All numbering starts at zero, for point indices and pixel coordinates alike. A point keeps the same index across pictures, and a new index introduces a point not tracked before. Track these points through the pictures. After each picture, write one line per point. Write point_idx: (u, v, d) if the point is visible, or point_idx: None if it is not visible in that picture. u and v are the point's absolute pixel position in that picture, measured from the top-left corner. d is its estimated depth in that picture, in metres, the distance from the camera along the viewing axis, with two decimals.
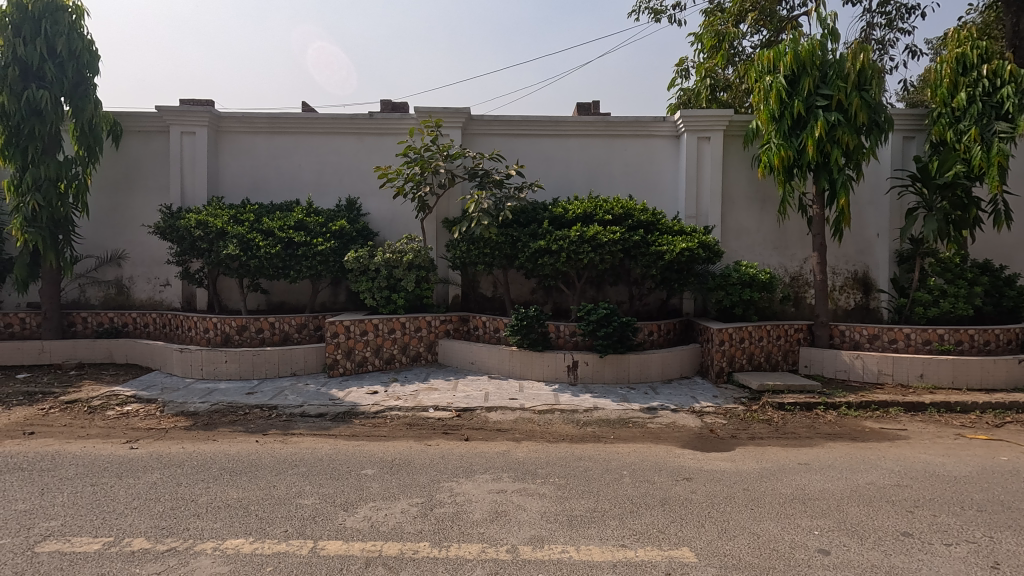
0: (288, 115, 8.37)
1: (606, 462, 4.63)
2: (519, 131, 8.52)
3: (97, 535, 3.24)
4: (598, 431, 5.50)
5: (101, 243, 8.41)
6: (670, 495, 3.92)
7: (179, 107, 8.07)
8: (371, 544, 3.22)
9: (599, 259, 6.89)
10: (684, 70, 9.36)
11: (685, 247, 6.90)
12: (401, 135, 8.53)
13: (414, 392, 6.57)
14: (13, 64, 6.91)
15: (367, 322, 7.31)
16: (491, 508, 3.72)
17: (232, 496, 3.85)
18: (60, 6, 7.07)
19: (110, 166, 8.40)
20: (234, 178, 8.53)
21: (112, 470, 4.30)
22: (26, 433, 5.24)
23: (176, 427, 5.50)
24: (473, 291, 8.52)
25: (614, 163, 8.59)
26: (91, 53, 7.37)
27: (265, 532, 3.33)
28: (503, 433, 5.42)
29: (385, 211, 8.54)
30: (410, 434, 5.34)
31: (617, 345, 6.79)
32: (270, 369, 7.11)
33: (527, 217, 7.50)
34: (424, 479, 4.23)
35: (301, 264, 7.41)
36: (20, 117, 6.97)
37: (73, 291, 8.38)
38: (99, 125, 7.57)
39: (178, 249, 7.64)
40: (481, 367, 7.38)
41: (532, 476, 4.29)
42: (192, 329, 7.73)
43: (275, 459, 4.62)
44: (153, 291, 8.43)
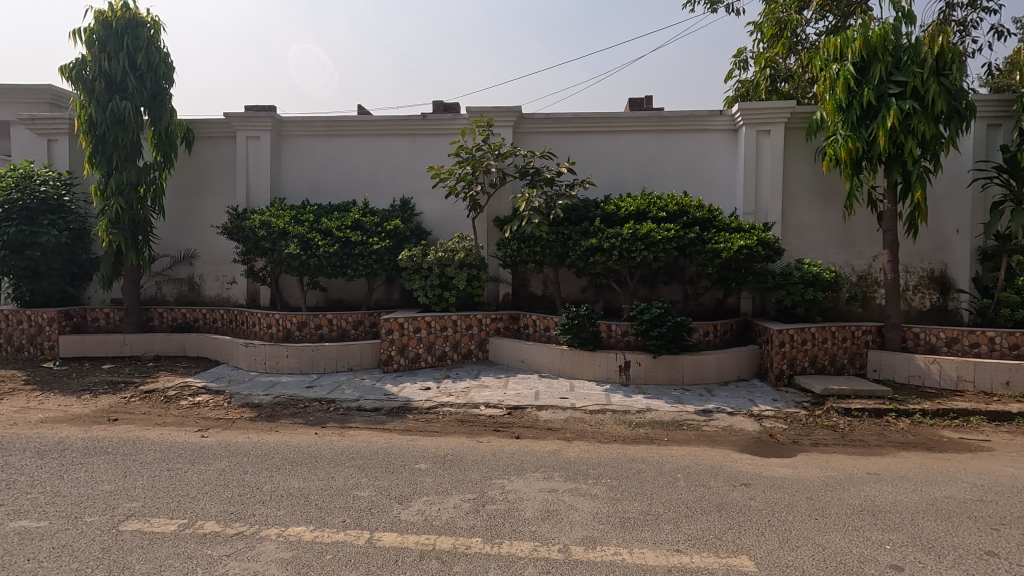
0: (344, 118, 8.63)
1: (660, 465, 4.52)
2: (570, 129, 8.45)
3: (173, 517, 3.46)
4: (651, 433, 5.39)
5: (175, 243, 8.96)
6: (727, 501, 3.78)
7: (244, 113, 8.48)
8: (424, 537, 3.28)
9: (653, 258, 6.76)
10: (742, 61, 9.01)
11: (743, 245, 6.66)
12: (452, 135, 8.65)
13: (465, 388, 6.66)
14: (100, 78, 7.45)
15: (420, 319, 7.45)
16: (543, 506, 3.71)
17: (294, 485, 4.02)
18: (141, 22, 7.57)
19: (183, 171, 8.94)
20: (295, 180, 8.89)
21: (185, 457, 4.58)
22: (110, 419, 5.67)
23: (242, 417, 5.79)
24: (523, 289, 8.54)
25: (667, 159, 8.39)
26: (168, 65, 7.87)
27: (325, 521, 3.46)
28: (554, 432, 5.40)
29: (437, 210, 8.68)
30: (462, 431, 5.40)
31: (671, 345, 6.64)
32: (328, 364, 7.37)
33: (578, 215, 7.45)
34: (476, 475, 4.27)
35: (358, 263, 7.63)
36: (106, 127, 7.51)
37: (150, 288, 8.96)
38: (175, 133, 8.06)
39: (244, 248, 8.02)
40: (531, 365, 7.38)
41: (583, 476, 4.25)
42: (256, 325, 8.10)
43: (333, 450, 4.79)
44: (221, 288, 8.92)
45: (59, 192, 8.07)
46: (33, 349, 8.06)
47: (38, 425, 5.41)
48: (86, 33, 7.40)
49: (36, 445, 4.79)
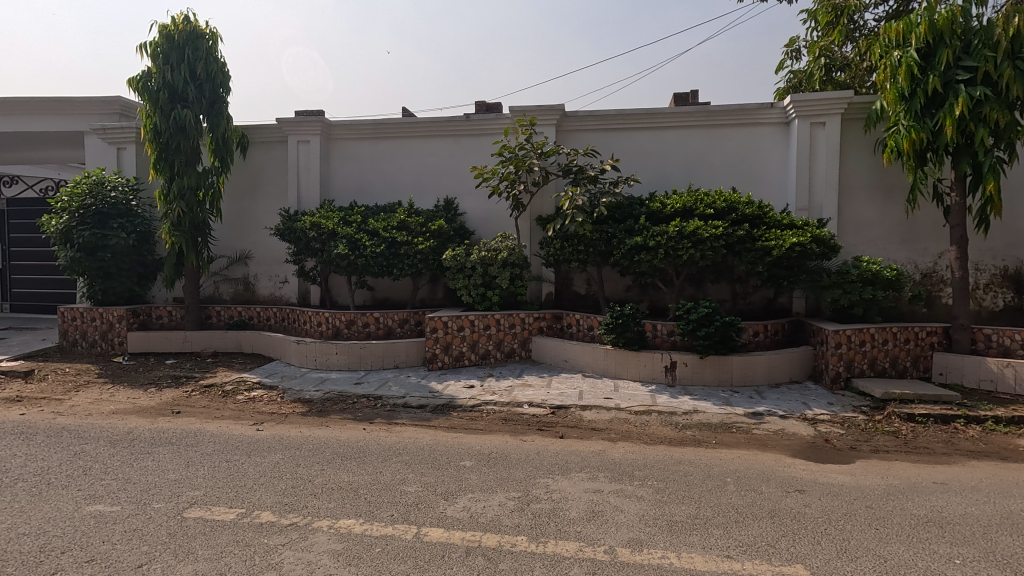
0: (390, 121, 8.81)
1: (708, 468, 4.41)
2: (614, 126, 8.34)
3: (232, 506, 3.63)
4: (699, 435, 5.26)
5: (232, 244, 9.38)
6: (779, 508, 3.66)
7: (296, 118, 8.78)
8: (470, 533, 3.31)
9: (700, 256, 6.60)
10: (794, 50, 8.67)
11: (796, 242, 6.42)
12: (495, 135, 8.70)
13: (508, 387, 6.68)
14: (164, 88, 7.86)
15: (464, 318, 7.52)
16: (588, 507, 3.69)
17: (344, 479, 4.14)
18: (201, 34, 7.94)
19: (238, 174, 9.33)
20: (343, 182, 9.13)
21: (243, 449, 4.80)
22: (174, 412, 5.99)
23: (295, 412, 6.00)
24: (566, 288, 8.50)
25: (715, 155, 8.18)
26: (225, 74, 8.24)
27: (373, 515, 3.54)
28: (599, 432, 5.35)
29: (480, 210, 8.74)
30: (506, 430, 5.43)
31: (720, 346, 6.47)
32: (375, 361, 7.54)
33: (623, 213, 7.35)
34: (521, 473, 4.28)
35: (403, 262, 7.78)
36: (169, 135, 7.91)
37: (209, 287, 9.40)
38: (231, 139, 8.44)
39: (295, 248, 8.31)
40: (575, 365, 7.33)
41: (629, 478, 4.20)
42: (307, 323, 8.36)
43: (381, 446, 4.91)
44: (274, 287, 9.27)
45: (127, 197, 8.58)
46: (105, 344, 8.56)
47: (110, 416, 5.78)
48: (151, 46, 7.82)
49: (108, 434, 5.12)
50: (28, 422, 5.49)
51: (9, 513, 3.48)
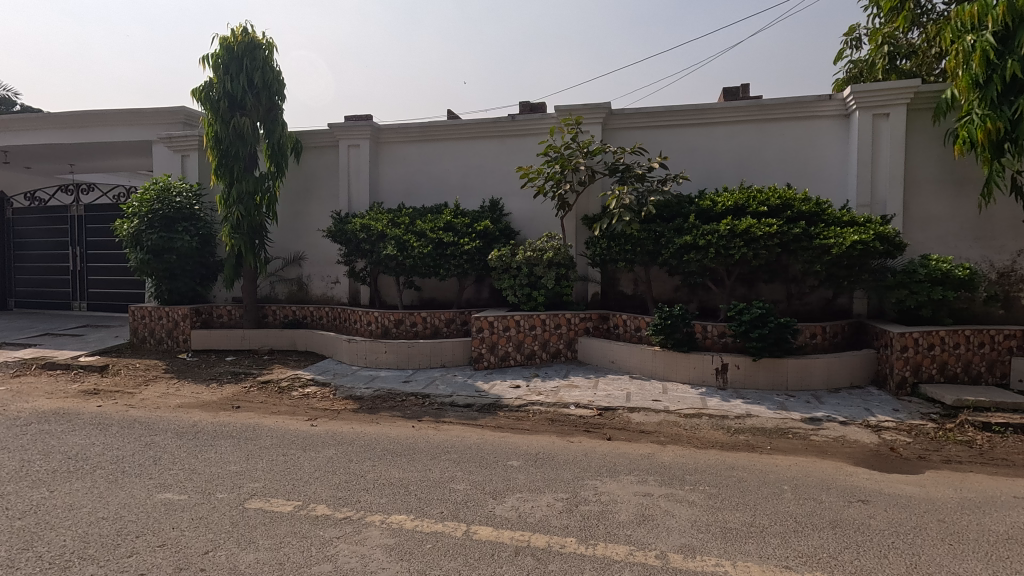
0: (437, 123, 8.93)
1: (763, 474, 4.26)
2: (661, 123, 8.17)
3: (290, 498, 3.76)
4: (752, 441, 5.09)
5: (286, 246, 9.73)
6: (841, 518, 3.49)
7: (346, 123, 9.02)
8: (519, 533, 3.32)
9: (753, 255, 6.39)
10: (854, 38, 8.27)
11: (857, 240, 6.12)
12: (540, 135, 8.68)
13: (554, 388, 6.66)
14: (224, 98, 8.23)
15: (510, 318, 7.54)
16: (637, 510, 3.62)
17: (394, 475, 4.23)
18: (257, 44, 8.27)
19: (293, 179, 9.67)
20: (391, 185, 9.32)
21: (298, 443, 4.97)
22: (234, 406, 6.27)
23: (346, 409, 6.18)
24: (612, 289, 8.40)
25: (768, 150, 7.90)
26: (280, 82, 8.57)
27: (423, 511, 3.60)
28: (647, 435, 5.26)
29: (525, 210, 8.75)
30: (553, 430, 5.41)
31: (774, 348, 6.24)
32: (422, 360, 7.67)
33: (671, 211, 7.19)
34: (568, 475, 4.25)
35: (450, 263, 7.88)
36: (228, 142, 8.29)
37: (266, 287, 9.78)
38: (285, 144, 8.77)
39: (346, 250, 8.53)
40: (622, 366, 7.23)
41: (679, 482, 4.10)
42: (357, 322, 8.57)
43: (429, 443, 4.99)
44: (326, 288, 9.57)
45: (191, 202, 9.04)
46: (171, 341, 9.03)
47: (177, 409, 6.11)
48: (213, 58, 8.21)
49: (175, 427, 5.41)
50: (104, 413, 5.87)
51: (89, 498, 3.74)
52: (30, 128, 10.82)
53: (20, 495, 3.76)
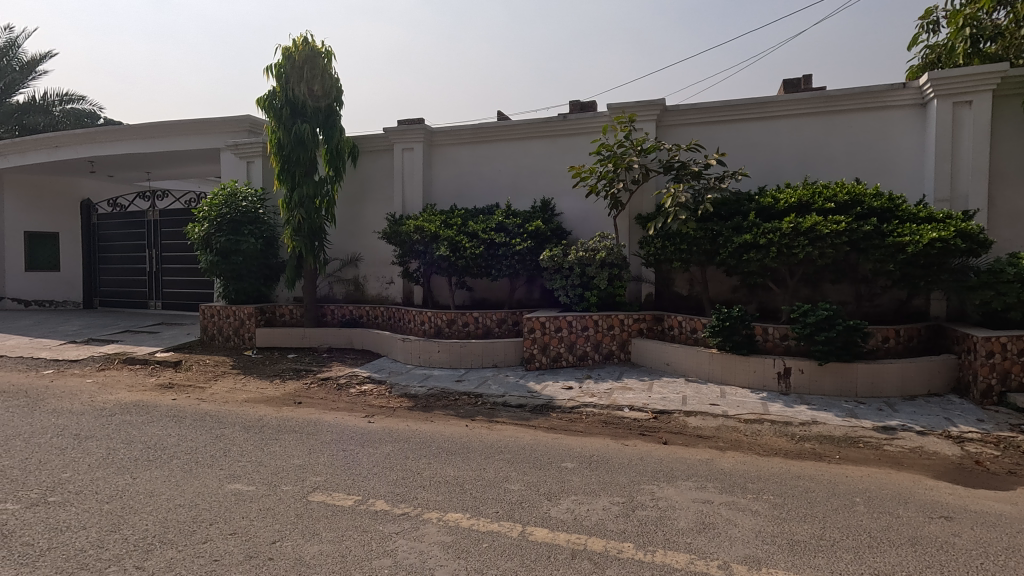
0: (488, 125, 8.98)
1: (832, 485, 4.04)
2: (719, 118, 7.91)
3: (350, 493, 3.87)
4: (819, 449, 4.84)
5: (344, 248, 10.05)
6: (922, 535, 3.26)
7: (401, 127, 9.22)
8: (576, 536, 3.28)
9: (818, 254, 6.09)
10: (931, 22, 7.75)
11: (936, 238, 5.72)
12: (593, 133, 8.59)
13: (607, 389, 6.56)
14: (286, 106, 8.57)
15: (562, 319, 7.49)
16: (697, 517, 3.51)
17: (450, 473, 4.28)
18: (317, 53, 8.55)
19: (350, 182, 9.97)
20: (444, 186, 9.45)
21: (357, 439, 5.12)
22: (296, 402, 6.53)
23: (402, 407, 6.31)
24: (666, 289, 8.20)
25: (835, 144, 7.52)
26: (338, 88, 8.87)
27: (479, 510, 3.62)
28: (706, 440, 5.10)
29: (577, 210, 8.68)
30: (607, 433, 5.34)
31: (842, 352, 5.93)
32: (475, 360, 7.74)
33: (729, 210, 6.96)
34: (624, 478, 4.17)
35: (502, 263, 7.91)
36: (291, 148, 8.62)
37: (324, 287, 10.11)
38: (343, 149, 9.07)
39: (400, 251, 8.69)
40: (677, 369, 7.05)
41: (741, 490, 3.94)
42: (411, 322, 8.74)
43: (483, 443, 5.02)
44: (381, 288, 9.81)
45: (256, 206, 9.48)
46: (237, 338, 9.49)
47: (244, 403, 6.41)
48: (276, 67, 8.56)
49: (243, 421, 5.68)
50: (179, 406, 6.24)
51: (168, 485, 3.97)
52: (112, 139, 11.61)
53: (107, 480, 4.04)
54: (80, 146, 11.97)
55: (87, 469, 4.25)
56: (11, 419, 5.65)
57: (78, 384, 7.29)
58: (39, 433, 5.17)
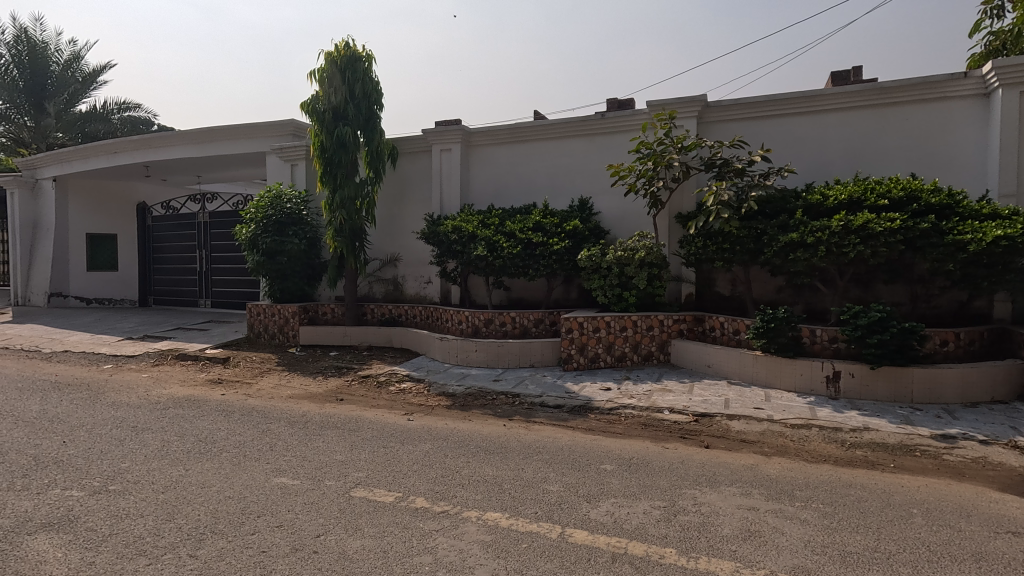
0: (526, 124, 8.99)
1: (887, 495, 3.86)
2: (763, 113, 7.67)
3: (391, 489, 3.93)
4: (872, 457, 4.64)
5: (383, 248, 10.22)
6: (987, 551, 3.08)
7: (439, 128, 9.32)
8: (616, 539, 3.24)
9: (870, 253, 5.83)
10: (995, 7, 7.32)
11: (1001, 235, 5.39)
12: (631, 131, 8.48)
13: (647, 391, 6.46)
14: (329, 110, 8.79)
15: (600, 319, 7.42)
16: (742, 525, 3.41)
17: (488, 472, 4.30)
18: (358, 57, 8.76)
19: (389, 184, 10.13)
20: (481, 186, 9.50)
21: (397, 437, 5.19)
22: (338, 399, 6.68)
23: (440, 405, 6.37)
24: (708, 289, 8.01)
25: (888, 137, 7.19)
26: (378, 91, 9.04)
27: (518, 510, 3.62)
28: (750, 445, 4.95)
29: (615, 208, 8.58)
30: (647, 435, 5.26)
31: (896, 356, 5.66)
32: (512, 360, 7.74)
33: (774, 207, 6.74)
34: (665, 482, 4.10)
35: (539, 263, 7.88)
36: (333, 150, 8.82)
37: (364, 287, 10.30)
38: (383, 152, 9.23)
39: (438, 251, 8.77)
40: (719, 371, 6.88)
41: (788, 497, 3.81)
42: (449, 321, 8.82)
43: (521, 443, 5.01)
44: (419, 287, 9.93)
45: (299, 208, 9.74)
46: (282, 336, 9.77)
47: (288, 399, 6.60)
48: (319, 72, 8.79)
49: (288, 416, 5.85)
50: (228, 401, 6.47)
51: (218, 477, 4.13)
52: (165, 145, 12.18)
53: (163, 471, 4.23)
54: (136, 152, 12.58)
55: (144, 460, 4.46)
56: (75, 410, 5.97)
57: (135, 379, 7.66)
58: (100, 424, 5.45)
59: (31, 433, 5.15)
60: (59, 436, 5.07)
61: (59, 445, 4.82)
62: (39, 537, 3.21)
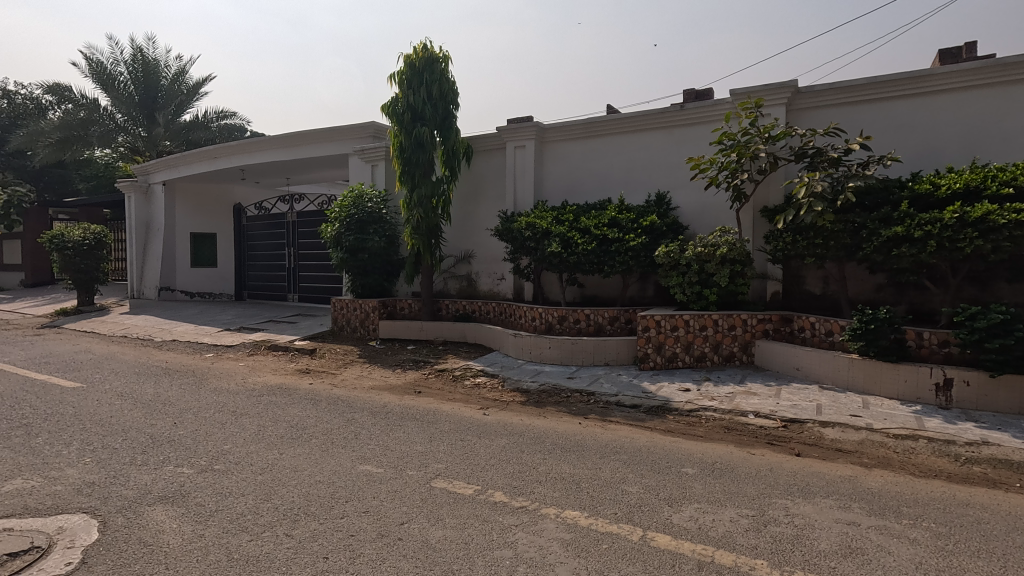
0: (601, 118, 8.85)
1: (1014, 518, 3.45)
2: (862, 98, 7.11)
3: (470, 482, 3.99)
4: (992, 474, 4.17)
5: (458, 245, 10.41)
6: None
7: (514, 126, 9.36)
8: (701, 547, 3.11)
9: (991, 248, 5.25)
10: None
11: None
12: (713, 122, 8.13)
13: (729, 393, 6.17)
14: (407, 111, 9.04)
15: (678, 318, 7.17)
16: (842, 540, 3.17)
17: (566, 470, 4.26)
18: (435, 59, 8.97)
19: (464, 182, 10.30)
20: (555, 182, 9.46)
21: (474, 430, 5.27)
22: (416, 392, 6.88)
23: (515, 401, 6.41)
24: (796, 287, 7.54)
25: (1011, 118, 6.45)
26: (454, 91, 9.21)
27: (598, 510, 3.56)
28: (846, 455, 4.60)
29: (694, 203, 8.27)
30: (730, 439, 5.03)
31: (1021, 363, 5.07)
32: (586, 358, 7.66)
33: (875, 199, 6.22)
34: (752, 490, 3.89)
35: (614, 259, 7.72)
36: (411, 150, 9.07)
37: (440, 283, 10.53)
38: (458, 150, 9.39)
39: (512, 248, 8.80)
40: (809, 375, 6.46)
41: (894, 514, 3.50)
42: (522, 317, 8.85)
43: (597, 442, 4.94)
44: (493, 284, 10.04)
45: (380, 207, 10.12)
46: (363, 330, 10.20)
47: (370, 390, 6.88)
48: (398, 75, 9.07)
49: (370, 406, 6.11)
50: (316, 391, 6.85)
51: (310, 462, 4.37)
52: (258, 150, 13.03)
53: (260, 454, 4.52)
54: (233, 157, 13.57)
55: (244, 443, 4.79)
56: (183, 395, 6.53)
57: (233, 367, 8.26)
58: (205, 408, 5.93)
59: (148, 414, 5.68)
60: (171, 417, 5.57)
61: (171, 426, 5.29)
62: (158, 508, 3.53)
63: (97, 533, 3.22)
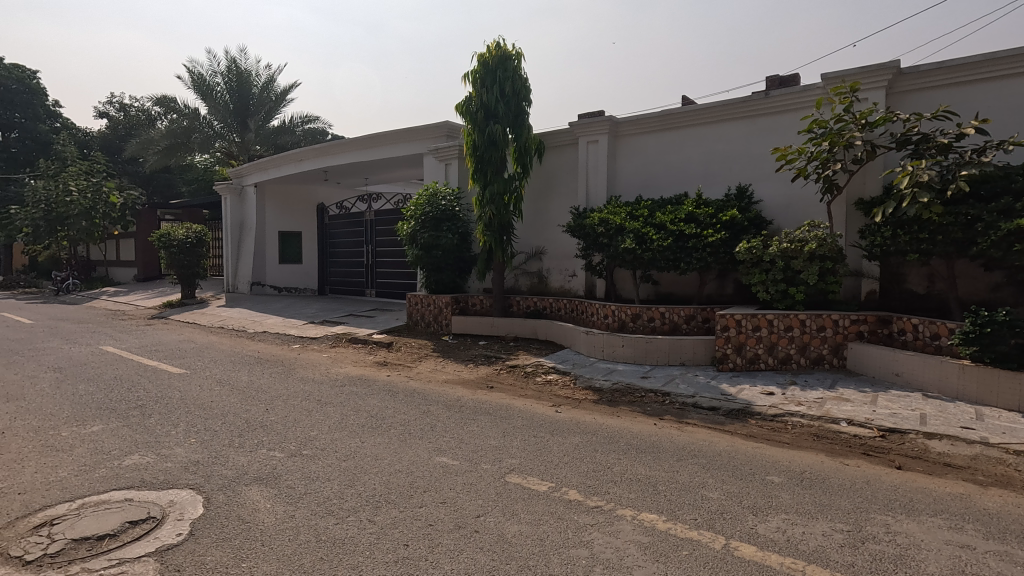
0: (678, 110, 8.55)
1: None
2: (976, 76, 6.43)
3: (544, 479, 3.99)
4: None
5: (529, 242, 10.43)
6: None
7: (587, 120, 9.24)
8: (791, 560, 2.93)
9: None
10: None
11: None
12: (801, 109, 7.65)
13: (818, 399, 5.79)
14: (481, 109, 9.15)
15: (761, 317, 6.80)
16: (954, 564, 2.88)
17: (641, 471, 4.16)
18: (508, 56, 9.02)
19: (536, 178, 10.29)
20: (628, 177, 9.24)
21: (546, 427, 5.27)
22: (488, 387, 6.96)
23: (587, 399, 6.34)
24: (896, 286, 6.96)
25: None
26: (527, 88, 9.22)
27: (676, 515, 3.44)
28: (957, 470, 4.19)
29: (780, 196, 7.82)
30: (820, 447, 4.71)
31: None
32: (661, 357, 7.44)
33: (993, 188, 5.60)
34: (847, 503, 3.62)
35: (691, 255, 7.44)
36: (484, 148, 9.18)
37: (510, 279, 10.59)
38: (530, 147, 9.38)
39: (584, 244, 8.69)
40: (910, 382, 5.94)
41: (1018, 539, 3.14)
42: (594, 315, 8.75)
43: (674, 444, 4.79)
44: (564, 280, 9.98)
45: (453, 205, 10.32)
46: (436, 325, 10.47)
47: (444, 384, 7.05)
48: (472, 74, 9.20)
49: (445, 400, 6.25)
50: (393, 383, 7.11)
51: (389, 451, 4.53)
52: (339, 151, 13.66)
53: (344, 441, 4.75)
54: (317, 159, 14.31)
55: (328, 431, 5.05)
56: (273, 383, 6.97)
57: (317, 358, 8.73)
58: (293, 396, 6.30)
59: (243, 400, 6.11)
60: (263, 404, 5.95)
61: (264, 411, 5.66)
62: (253, 488, 3.79)
63: (202, 508, 3.50)
